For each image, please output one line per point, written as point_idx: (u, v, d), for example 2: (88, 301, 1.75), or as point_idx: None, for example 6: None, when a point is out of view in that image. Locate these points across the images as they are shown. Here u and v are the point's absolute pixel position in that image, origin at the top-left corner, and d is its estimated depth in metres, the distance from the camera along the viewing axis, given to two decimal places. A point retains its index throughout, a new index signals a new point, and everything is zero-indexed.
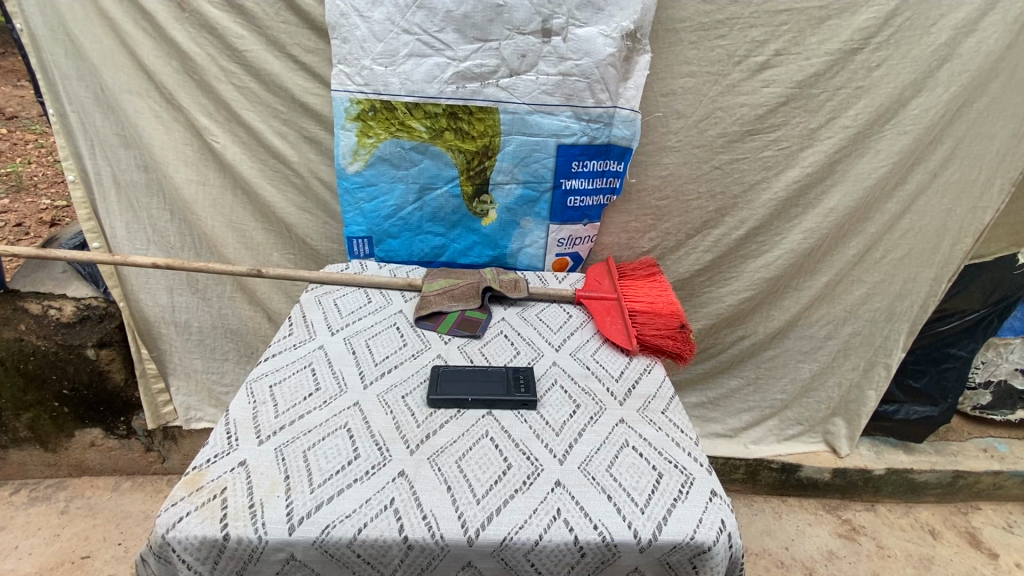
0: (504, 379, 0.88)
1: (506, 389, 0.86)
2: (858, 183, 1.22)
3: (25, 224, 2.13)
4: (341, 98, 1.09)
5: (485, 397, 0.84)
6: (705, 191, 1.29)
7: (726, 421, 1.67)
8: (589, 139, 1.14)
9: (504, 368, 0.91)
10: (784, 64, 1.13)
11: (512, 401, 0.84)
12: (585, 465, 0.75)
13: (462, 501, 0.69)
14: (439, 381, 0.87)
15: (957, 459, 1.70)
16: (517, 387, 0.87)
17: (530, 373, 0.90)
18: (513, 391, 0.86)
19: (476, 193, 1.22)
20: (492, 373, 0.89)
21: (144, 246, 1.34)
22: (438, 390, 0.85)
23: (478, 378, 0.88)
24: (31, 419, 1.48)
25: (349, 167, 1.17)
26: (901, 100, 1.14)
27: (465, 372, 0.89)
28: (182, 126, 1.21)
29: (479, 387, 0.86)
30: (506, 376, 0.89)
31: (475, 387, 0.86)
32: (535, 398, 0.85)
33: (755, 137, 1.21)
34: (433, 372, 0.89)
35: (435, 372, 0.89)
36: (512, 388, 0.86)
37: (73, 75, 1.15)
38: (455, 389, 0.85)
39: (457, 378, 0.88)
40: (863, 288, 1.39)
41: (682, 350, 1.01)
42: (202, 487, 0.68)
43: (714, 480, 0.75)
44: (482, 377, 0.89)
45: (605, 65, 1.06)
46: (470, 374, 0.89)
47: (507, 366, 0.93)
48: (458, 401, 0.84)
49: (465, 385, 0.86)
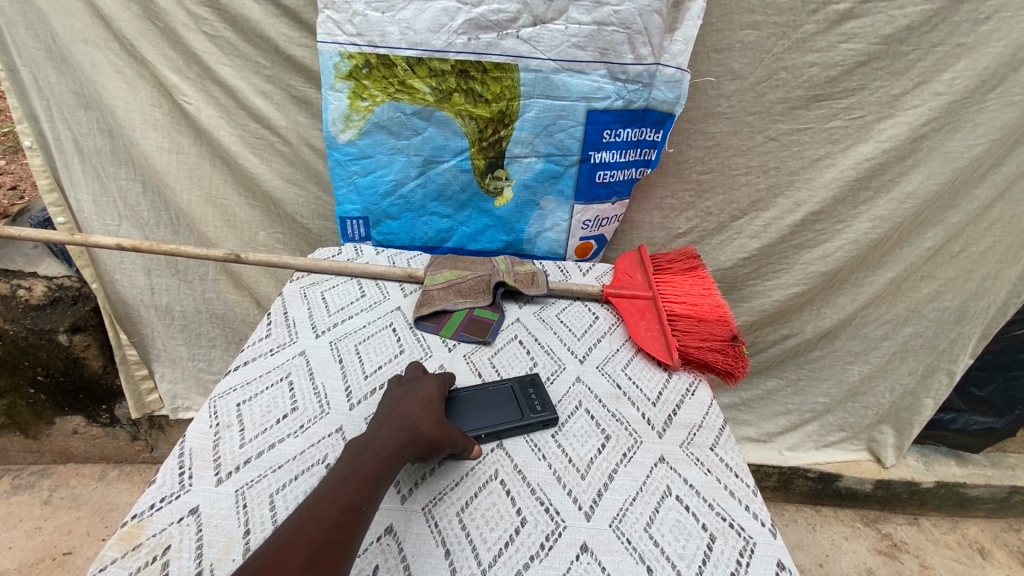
0: (512, 400, 0.73)
1: (519, 412, 0.71)
2: (946, 164, 1.02)
3: (19, 187, 2.00)
4: (329, 51, 0.91)
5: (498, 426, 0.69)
6: (755, 165, 1.09)
7: (760, 424, 1.52)
8: (625, 103, 0.95)
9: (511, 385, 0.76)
10: (870, 14, 0.91)
11: (531, 424, 0.70)
12: (618, 523, 0.60)
13: (464, 573, 0.54)
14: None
15: (1016, 473, 1.53)
16: (531, 408, 0.72)
17: (542, 388, 0.76)
18: (525, 412, 0.71)
19: (489, 167, 1.04)
20: (498, 395, 0.74)
21: (115, 222, 1.19)
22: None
23: (481, 408, 0.72)
24: (8, 405, 1.38)
25: (340, 136, 0.99)
26: (1015, 62, 0.92)
27: (462, 402, 0.73)
28: (148, 84, 1.04)
29: (486, 417, 0.71)
30: (516, 396, 0.74)
31: (481, 417, 0.71)
32: (556, 416, 0.71)
33: (823, 104, 1.01)
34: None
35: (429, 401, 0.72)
36: (523, 410, 0.72)
37: (19, 21, 0.98)
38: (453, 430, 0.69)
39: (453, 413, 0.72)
40: (933, 285, 1.21)
41: (733, 366, 0.84)
42: (140, 545, 0.54)
43: (782, 547, 0.59)
44: (486, 403, 0.73)
45: (649, 13, 0.85)
46: (469, 404, 0.73)
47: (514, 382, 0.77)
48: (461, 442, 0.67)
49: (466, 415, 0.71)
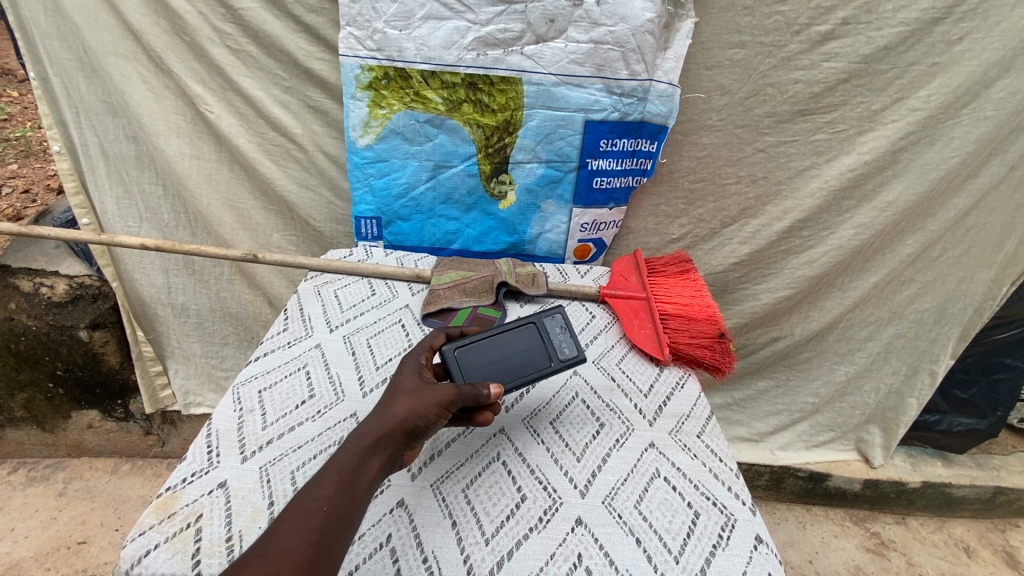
0: (539, 346, 0.77)
1: (551, 359, 0.76)
2: (924, 175, 1.08)
3: (33, 190, 2.06)
4: (350, 63, 0.97)
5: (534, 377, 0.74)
6: (745, 175, 1.15)
7: (752, 424, 1.57)
8: (621, 115, 1.02)
9: (535, 329, 0.78)
10: (850, 35, 0.98)
11: (561, 370, 0.76)
12: (611, 500, 0.66)
13: (469, 541, 0.60)
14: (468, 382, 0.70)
15: (1000, 474, 1.58)
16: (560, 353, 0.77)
17: (566, 329, 0.79)
18: (558, 360, 0.76)
19: (495, 172, 1.10)
20: (525, 342, 0.76)
21: (136, 224, 1.25)
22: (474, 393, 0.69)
23: (512, 357, 0.75)
24: (26, 399, 1.43)
25: (360, 140, 1.06)
26: (986, 80, 0.98)
27: (489, 351, 0.74)
28: (173, 93, 1.10)
29: (521, 368, 0.74)
30: (542, 342, 0.77)
31: (514, 366, 0.74)
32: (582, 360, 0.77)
33: (808, 118, 1.07)
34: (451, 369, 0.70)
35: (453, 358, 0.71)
36: (553, 357, 0.76)
37: (53, 34, 1.04)
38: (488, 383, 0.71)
39: (483, 366, 0.72)
40: (915, 290, 1.27)
41: (719, 362, 0.90)
42: (174, 513, 0.60)
43: (760, 524, 0.65)
44: (514, 351, 0.75)
45: (643, 32, 0.92)
46: (498, 354, 0.74)
47: (535, 324, 0.79)
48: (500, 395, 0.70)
49: (500, 367, 0.73)
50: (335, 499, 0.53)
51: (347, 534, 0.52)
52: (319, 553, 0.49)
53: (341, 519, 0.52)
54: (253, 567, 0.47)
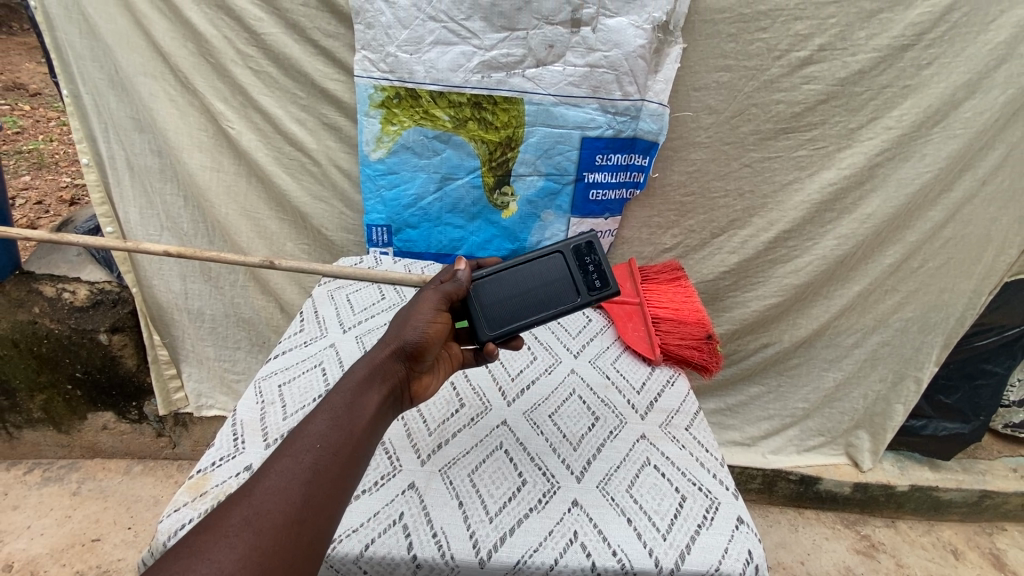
0: (567, 279, 0.82)
1: (577, 292, 0.82)
2: (900, 189, 1.15)
3: (45, 202, 2.13)
4: (364, 84, 1.05)
5: (558, 312, 0.81)
6: (732, 189, 1.22)
7: (744, 429, 1.62)
8: (615, 132, 1.09)
9: (562, 259, 0.83)
10: (827, 60, 1.06)
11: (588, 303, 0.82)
12: (604, 484, 0.72)
13: (474, 519, 0.66)
14: (487, 313, 0.80)
15: (985, 478, 1.63)
16: (589, 287, 0.82)
17: (598, 260, 0.83)
18: (583, 294, 0.81)
19: (498, 184, 1.17)
20: (554, 278, 0.83)
21: (157, 233, 1.32)
22: (492, 325, 0.79)
23: (535, 289, 0.82)
24: (45, 400, 1.48)
25: (372, 154, 1.13)
26: (954, 101, 1.06)
27: (511, 284, 0.82)
28: (197, 110, 1.18)
29: (545, 302, 0.81)
30: (569, 273, 0.83)
31: (543, 301, 0.81)
32: (612, 292, 0.82)
33: (790, 135, 1.14)
34: (471, 300, 0.80)
35: (481, 295, 0.80)
36: (580, 290, 0.82)
37: (87, 55, 1.12)
38: (508, 316, 0.80)
39: (504, 298, 0.81)
40: (897, 298, 1.33)
41: (707, 361, 0.97)
42: (206, 492, 0.66)
43: (742, 507, 0.70)
44: (539, 282, 0.82)
45: (635, 57, 1.00)
46: (520, 286, 0.82)
47: (562, 253, 0.84)
48: (519, 328, 0.80)
49: (526, 304, 0.81)
50: (328, 436, 0.55)
51: (342, 471, 0.54)
52: (313, 489, 0.52)
53: (335, 456, 0.54)
54: (244, 503, 0.49)
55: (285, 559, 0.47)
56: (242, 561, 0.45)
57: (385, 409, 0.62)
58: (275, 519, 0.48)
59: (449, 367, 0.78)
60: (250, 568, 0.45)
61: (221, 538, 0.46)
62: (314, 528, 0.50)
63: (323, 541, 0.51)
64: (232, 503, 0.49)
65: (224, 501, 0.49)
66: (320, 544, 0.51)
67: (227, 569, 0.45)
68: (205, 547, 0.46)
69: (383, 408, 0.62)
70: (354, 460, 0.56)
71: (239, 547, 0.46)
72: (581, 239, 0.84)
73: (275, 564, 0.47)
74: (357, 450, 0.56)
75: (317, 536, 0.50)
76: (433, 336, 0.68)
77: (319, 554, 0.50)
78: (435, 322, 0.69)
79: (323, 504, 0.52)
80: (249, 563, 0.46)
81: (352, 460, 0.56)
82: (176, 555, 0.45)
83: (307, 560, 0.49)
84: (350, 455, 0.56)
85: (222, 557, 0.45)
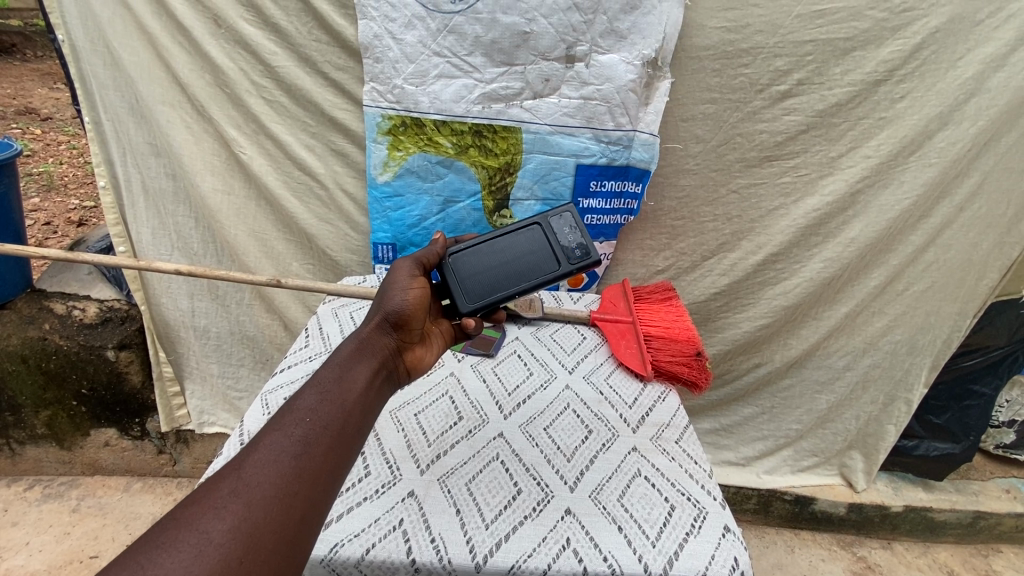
0: (549, 250, 0.87)
1: (557, 260, 0.86)
2: (881, 214, 1.21)
3: (53, 223, 2.18)
4: (372, 113, 1.11)
5: (541, 281, 0.85)
6: (720, 214, 1.28)
7: (738, 449, 1.64)
8: (608, 160, 1.15)
9: (540, 231, 0.88)
10: (806, 94, 1.13)
11: (570, 271, 0.86)
12: (596, 493, 0.74)
13: (471, 525, 0.68)
14: (467, 286, 0.84)
15: (979, 499, 1.64)
16: (570, 257, 0.86)
17: (578, 231, 0.88)
18: (563, 262, 0.86)
19: (497, 208, 1.23)
20: (536, 250, 0.87)
21: (168, 252, 1.37)
22: (472, 296, 0.83)
23: (515, 261, 0.86)
24: (49, 417, 1.51)
25: (379, 177, 1.19)
26: (928, 132, 1.12)
27: (491, 258, 0.86)
28: (211, 137, 1.24)
29: (525, 272, 0.85)
30: (548, 244, 0.87)
31: (526, 272, 0.86)
32: (594, 259, 0.86)
33: (774, 163, 1.21)
34: (455, 275, 0.84)
35: (464, 269, 0.85)
36: (558, 259, 0.86)
37: (110, 85, 1.19)
38: (489, 288, 0.84)
39: (484, 270, 0.85)
40: (884, 320, 1.37)
41: (697, 378, 1.01)
42: None
43: (729, 516, 0.73)
44: (518, 254, 0.87)
45: (626, 91, 1.07)
46: (501, 260, 0.86)
47: (541, 225, 0.89)
48: (499, 298, 0.84)
49: (510, 276, 0.85)
50: (318, 411, 0.56)
51: (332, 446, 0.55)
52: (304, 462, 0.52)
53: (326, 430, 0.55)
54: (233, 476, 0.49)
55: (277, 528, 0.48)
56: (232, 531, 0.45)
57: (376, 381, 0.65)
58: (265, 491, 0.49)
59: (440, 342, 0.82)
60: (240, 538, 0.46)
61: (210, 511, 0.46)
62: (305, 500, 0.50)
63: (315, 514, 0.51)
64: (221, 477, 0.49)
65: (212, 476, 0.49)
66: (312, 517, 0.51)
67: (215, 539, 0.45)
68: (192, 520, 0.45)
69: (374, 380, 0.64)
70: (346, 433, 0.57)
71: (228, 518, 0.46)
72: (559, 211, 0.89)
73: (266, 534, 0.47)
74: (348, 424, 0.57)
75: (309, 508, 0.50)
76: (413, 304, 0.72)
77: (311, 527, 0.50)
78: (412, 290, 0.74)
79: (314, 477, 0.52)
80: (239, 533, 0.46)
81: (343, 433, 0.57)
82: (164, 528, 0.45)
83: (301, 532, 0.49)
84: (341, 429, 0.56)
85: (213, 528, 0.45)
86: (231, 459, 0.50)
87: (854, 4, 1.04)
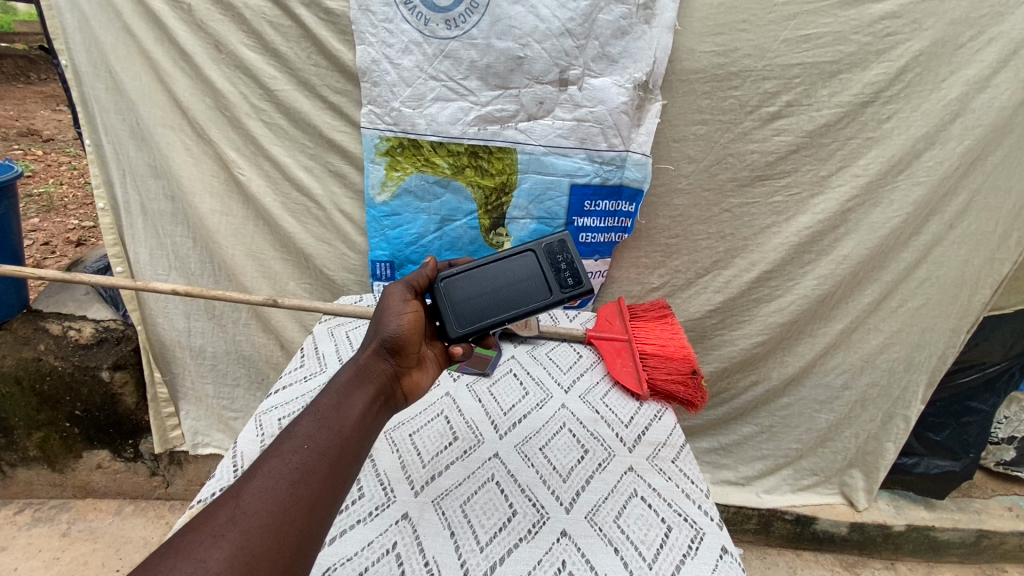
0: (541, 278, 0.87)
1: (548, 288, 0.87)
2: (873, 232, 1.21)
3: (53, 242, 2.19)
4: (370, 134, 1.13)
5: (533, 308, 0.85)
6: (714, 232, 1.29)
7: (738, 468, 1.63)
8: (602, 180, 1.17)
9: (534, 257, 0.89)
10: (795, 114, 1.15)
11: (561, 300, 0.86)
12: (592, 515, 0.74)
13: (465, 548, 0.68)
14: (458, 311, 0.84)
15: (981, 517, 1.63)
16: (563, 285, 0.87)
17: (572, 258, 0.88)
18: (555, 289, 0.86)
19: (494, 226, 1.24)
20: (528, 277, 0.87)
21: (165, 272, 1.38)
22: (463, 322, 0.84)
23: (506, 287, 0.87)
24: (41, 438, 1.49)
25: (377, 197, 1.20)
26: (915, 151, 1.14)
27: (482, 283, 0.87)
28: (211, 158, 1.26)
29: (517, 299, 0.86)
30: (541, 271, 0.88)
31: (518, 298, 0.86)
32: (586, 288, 0.86)
33: (766, 182, 1.23)
34: (445, 298, 0.84)
35: (455, 293, 0.86)
36: (551, 286, 0.87)
37: (111, 108, 1.21)
38: (480, 313, 0.85)
39: (476, 295, 0.86)
40: (880, 337, 1.37)
41: (693, 396, 1.01)
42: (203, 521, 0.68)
43: (726, 537, 0.72)
44: (510, 280, 0.87)
45: (618, 113, 1.09)
46: (492, 285, 0.87)
47: (535, 252, 0.89)
48: (490, 324, 0.84)
49: (501, 302, 0.86)
50: (315, 437, 0.56)
51: (329, 474, 0.55)
52: (301, 489, 0.52)
53: (323, 457, 0.55)
54: (230, 503, 0.49)
55: (272, 558, 0.47)
56: (227, 562, 0.45)
57: (374, 406, 0.65)
58: (262, 520, 0.48)
59: (435, 365, 0.82)
60: (237, 566, 0.45)
61: (207, 539, 0.46)
62: (301, 528, 0.50)
63: (310, 543, 0.51)
64: (217, 505, 0.48)
65: (210, 502, 0.49)
66: (308, 546, 0.50)
67: (212, 568, 0.44)
68: (189, 548, 0.45)
69: (372, 406, 0.64)
70: (343, 459, 0.56)
71: (225, 547, 0.46)
72: (554, 238, 0.89)
73: (262, 562, 0.47)
74: (345, 450, 0.57)
75: (305, 536, 0.50)
76: (409, 327, 0.73)
77: (306, 556, 0.50)
78: (406, 315, 0.74)
79: (310, 504, 0.52)
80: (237, 562, 0.45)
81: (342, 460, 0.56)
82: (160, 557, 0.45)
83: (294, 562, 0.49)
84: (338, 455, 0.56)
85: (209, 557, 0.45)
86: (229, 487, 0.50)
87: (839, 28, 1.07)
